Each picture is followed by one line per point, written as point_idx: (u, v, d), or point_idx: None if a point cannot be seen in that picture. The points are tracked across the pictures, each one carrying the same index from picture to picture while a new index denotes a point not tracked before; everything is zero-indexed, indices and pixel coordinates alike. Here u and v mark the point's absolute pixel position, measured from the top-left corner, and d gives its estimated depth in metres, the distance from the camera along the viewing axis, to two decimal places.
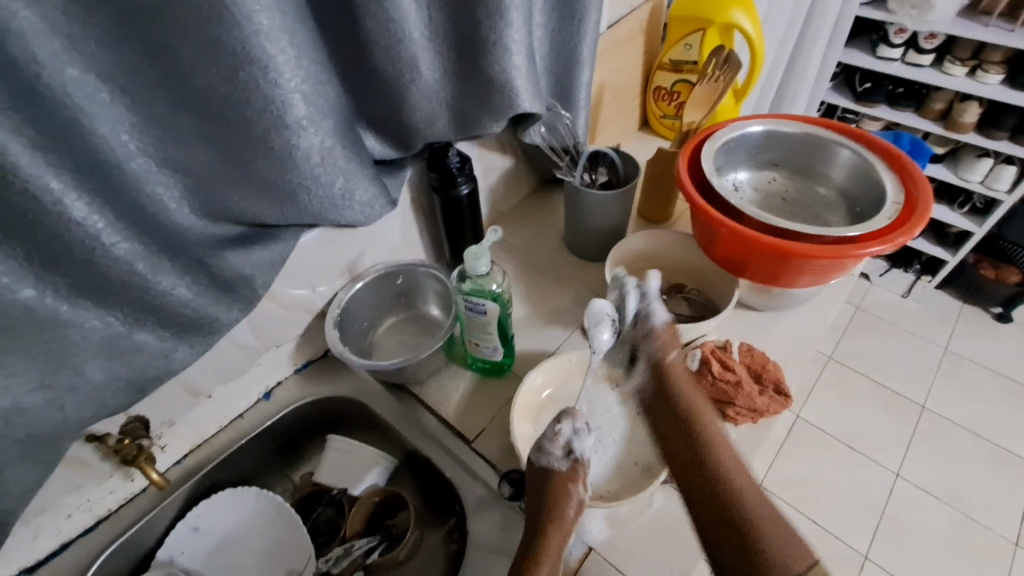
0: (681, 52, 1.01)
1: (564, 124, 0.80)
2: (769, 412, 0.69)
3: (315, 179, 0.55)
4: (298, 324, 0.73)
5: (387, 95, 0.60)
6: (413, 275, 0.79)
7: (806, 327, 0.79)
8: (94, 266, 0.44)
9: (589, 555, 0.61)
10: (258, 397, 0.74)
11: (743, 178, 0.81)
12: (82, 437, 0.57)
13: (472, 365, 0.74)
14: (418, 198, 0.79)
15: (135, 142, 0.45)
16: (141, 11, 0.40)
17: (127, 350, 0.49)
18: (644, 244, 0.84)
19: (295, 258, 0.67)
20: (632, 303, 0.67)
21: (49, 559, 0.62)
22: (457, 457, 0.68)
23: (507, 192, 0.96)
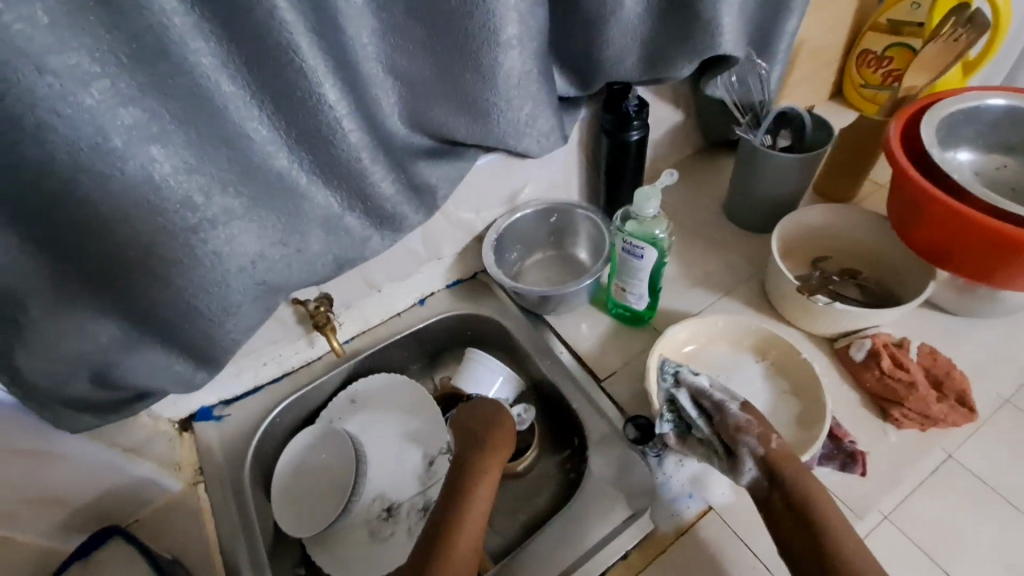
0: (905, 11, 0.87)
1: (757, 76, 0.74)
2: (945, 422, 0.61)
3: (511, 101, 0.58)
4: (458, 242, 0.78)
5: (586, 26, 0.60)
6: (568, 215, 0.81)
7: (1009, 341, 0.68)
8: (330, 150, 0.51)
9: (707, 513, 0.60)
10: (414, 301, 0.82)
11: (965, 158, 0.69)
12: (288, 299, 0.68)
13: (612, 311, 0.76)
14: (587, 140, 0.79)
15: (375, 46, 0.51)
16: None
17: (338, 230, 0.57)
18: (820, 220, 0.76)
19: (470, 177, 0.72)
20: (690, 404, 0.58)
21: (243, 397, 0.75)
22: (586, 391, 0.71)
23: (671, 148, 0.92)
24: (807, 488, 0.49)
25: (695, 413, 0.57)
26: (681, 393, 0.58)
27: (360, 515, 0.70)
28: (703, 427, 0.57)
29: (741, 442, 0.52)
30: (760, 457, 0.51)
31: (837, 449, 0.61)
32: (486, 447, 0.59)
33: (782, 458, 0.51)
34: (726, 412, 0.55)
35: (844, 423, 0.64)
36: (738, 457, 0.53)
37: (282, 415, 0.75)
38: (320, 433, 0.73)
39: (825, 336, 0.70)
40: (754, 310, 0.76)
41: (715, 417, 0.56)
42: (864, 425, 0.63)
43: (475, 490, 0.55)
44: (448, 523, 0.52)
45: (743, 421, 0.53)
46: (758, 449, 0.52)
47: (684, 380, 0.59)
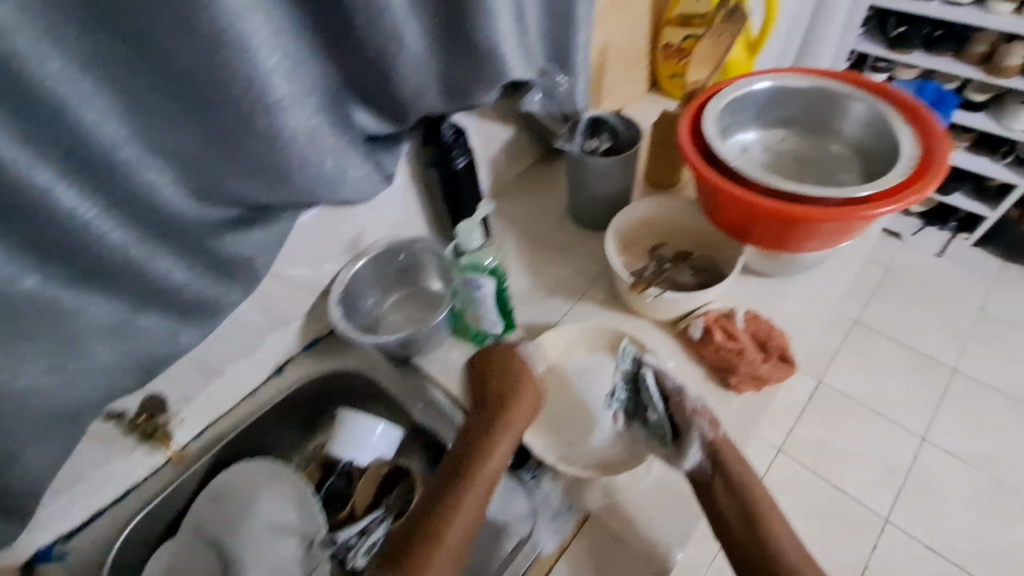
0: (691, 5, 0.96)
1: (562, 88, 0.75)
2: (773, 380, 0.68)
3: (306, 160, 0.55)
4: (302, 302, 0.74)
5: (373, 67, 0.58)
6: (414, 252, 0.80)
7: (817, 293, 0.77)
8: (89, 252, 0.46)
9: (586, 522, 0.63)
10: (270, 372, 0.77)
11: (752, 138, 0.76)
12: (101, 416, 0.61)
13: (474, 339, 0.76)
14: (418, 173, 0.78)
15: (124, 129, 0.45)
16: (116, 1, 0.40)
17: (134, 333, 0.52)
18: (648, 212, 0.82)
19: (295, 235, 0.68)
20: (652, 384, 0.63)
21: (80, 529, 0.66)
22: (461, 428, 0.70)
23: (511, 162, 0.94)
24: (740, 468, 0.60)
25: (654, 394, 0.63)
26: (648, 373, 0.63)
27: None
28: (659, 409, 0.62)
29: (695, 425, 0.60)
30: (706, 440, 0.60)
31: None
32: (494, 418, 0.63)
33: (724, 445, 0.61)
34: (685, 394, 0.62)
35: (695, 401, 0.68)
36: (686, 437, 0.61)
37: (136, 535, 0.68)
38: (190, 535, 0.69)
39: (668, 321, 0.75)
40: (608, 308, 0.79)
41: (672, 398, 0.63)
42: (710, 399, 0.68)
43: (488, 454, 0.60)
44: (454, 490, 0.58)
45: (699, 407, 0.61)
46: (708, 432, 0.60)
47: (646, 363, 0.65)
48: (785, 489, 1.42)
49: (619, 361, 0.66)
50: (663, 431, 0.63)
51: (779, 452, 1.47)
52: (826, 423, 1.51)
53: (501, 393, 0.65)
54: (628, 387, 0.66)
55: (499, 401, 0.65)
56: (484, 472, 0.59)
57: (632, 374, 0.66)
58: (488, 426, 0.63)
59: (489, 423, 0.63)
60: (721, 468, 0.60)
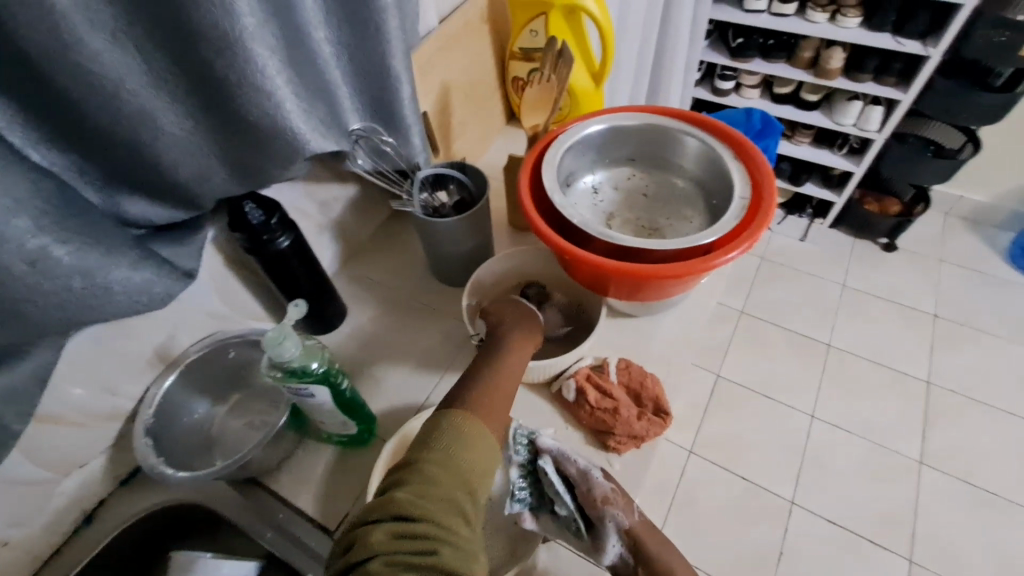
0: (528, 39, 0.93)
1: (390, 148, 0.70)
2: (650, 436, 0.64)
3: (38, 286, 0.44)
4: (102, 436, 0.61)
5: (130, 156, 0.48)
6: (246, 347, 0.68)
7: (685, 328, 0.75)
8: None
9: None
10: (75, 524, 0.64)
11: (600, 178, 0.75)
12: None
13: (329, 440, 0.66)
14: (236, 258, 0.67)
15: None
16: None
17: None
18: (509, 265, 0.76)
19: (67, 364, 0.55)
20: (554, 474, 0.56)
21: None
22: (319, 554, 0.60)
23: (361, 221, 0.85)
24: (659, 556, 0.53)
25: (559, 486, 0.55)
26: (547, 465, 0.55)
27: None
28: (568, 500, 0.55)
29: (608, 514, 0.54)
30: (622, 529, 0.54)
31: None
32: (510, 334, 0.60)
33: (643, 531, 0.54)
34: (591, 480, 0.55)
35: None
36: (600, 527, 0.55)
37: None
38: None
39: (542, 383, 0.70)
40: None
41: (579, 486, 0.55)
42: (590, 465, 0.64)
43: (500, 370, 0.55)
44: (475, 391, 0.51)
45: (609, 493, 0.54)
46: (623, 520, 0.54)
47: (543, 448, 0.57)
48: (701, 491, 1.45)
49: (513, 452, 0.58)
50: (574, 524, 0.56)
51: (691, 455, 1.50)
52: (728, 418, 1.57)
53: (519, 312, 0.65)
54: (529, 479, 0.58)
55: (518, 321, 0.63)
56: (500, 385, 0.53)
57: (530, 464, 0.58)
58: (511, 340, 0.59)
59: (511, 339, 0.60)
60: (640, 557, 0.54)
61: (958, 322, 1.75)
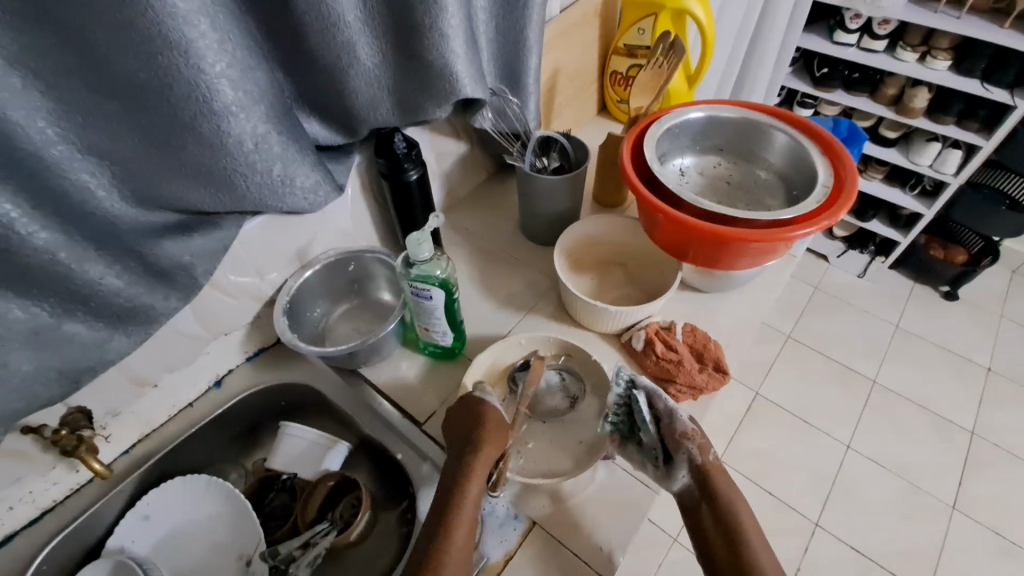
0: (635, 36, 1.01)
1: (513, 109, 0.81)
2: (708, 389, 0.71)
3: (252, 168, 0.55)
4: (247, 312, 0.73)
5: (327, 78, 0.59)
6: (362, 262, 0.80)
7: (748, 308, 0.82)
8: (13, 255, 0.44)
9: (532, 529, 0.65)
10: (208, 385, 0.74)
11: (689, 162, 0.83)
12: (17, 427, 0.56)
13: (424, 350, 0.76)
14: (369, 185, 0.78)
15: (54, 128, 0.44)
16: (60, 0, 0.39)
17: (56, 341, 0.49)
18: (595, 229, 0.85)
19: (240, 244, 0.66)
20: (645, 405, 0.63)
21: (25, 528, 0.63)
22: (409, 438, 0.70)
23: (464, 177, 0.96)
24: (727, 493, 0.59)
25: (647, 416, 0.62)
26: (640, 397, 0.63)
27: None
28: (653, 432, 0.62)
29: (684, 448, 0.60)
30: (695, 464, 0.60)
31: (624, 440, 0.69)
32: (468, 452, 0.58)
33: (713, 470, 0.60)
34: (676, 417, 0.61)
35: None
36: (676, 458, 0.61)
37: (46, 565, 0.62)
38: (115, 565, 0.63)
39: (613, 334, 0.79)
40: (554, 320, 0.82)
41: (664, 419, 0.62)
42: None
43: (460, 503, 0.55)
44: (437, 534, 0.54)
45: (690, 431, 0.61)
46: (697, 457, 0.60)
47: (640, 385, 0.64)
48: None
49: (614, 382, 0.65)
50: (657, 455, 0.63)
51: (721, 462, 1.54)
52: (761, 434, 1.59)
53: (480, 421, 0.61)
54: (622, 409, 0.65)
55: (473, 436, 0.60)
56: (458, 522, 0.54)
57: (626, 399, 0.65)
58: (469, 469, 0.57)
59: (471, 461, 0.58)
60: (705, 491, 0.60)
61: (1013, 379, 1.72)
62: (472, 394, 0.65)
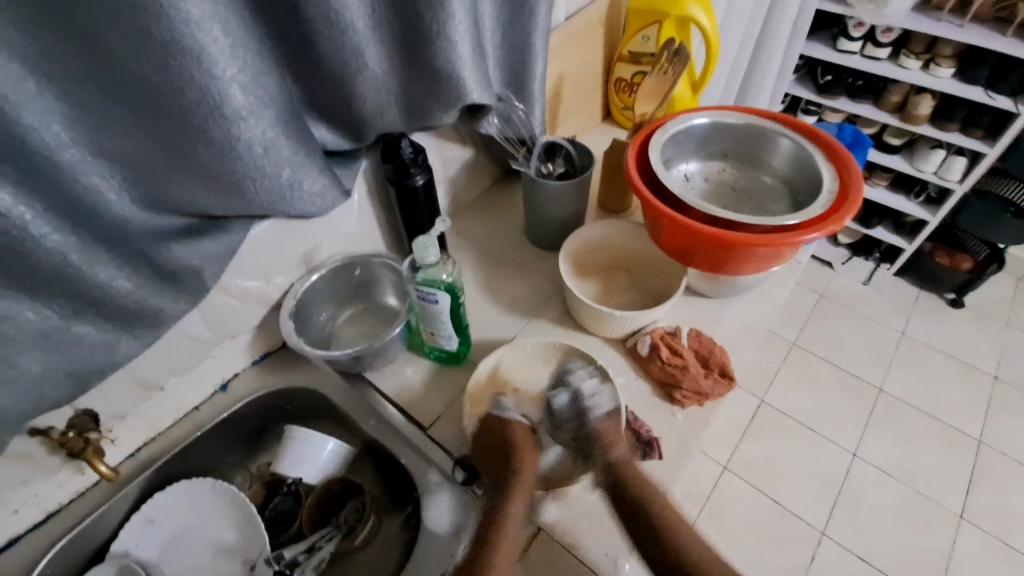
0: (639, 44, 1.02)
1: (519, 115, 0.81)
2: (714, 395, 0.71)
3: (261, 173, 0.55)
4: (254, 315, 0.73)
5: (335, 84, 0.60)
6: (369, 266, 0.80)
7: (754, 313, 0.82)
8: (25, 257, 0.44)
9: (538, 534, 0.64)
10: (214, 389, 0.75)
11: (694, 168, 0.83)
12: (26, 429, 0.56)
13: (430, 355, 0.76)
14: (375, 190, 0.79)
15: (68, 132, 0.45)
16: (74, 7, 0.39)
17: (65, 343, 0.49)
18: (598, 235, 0.86)
19: (247, 248, 0.67)
20: (565, 402, 0.68)
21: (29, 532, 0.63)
22: (413, 443, 0.70)
23: (469, 183, 0.97)
24: (632, 485, 0.64)
25: (560, 406, 0.68)
26: (561, 396, 0.68)
27: None
28: (567, 425, 0.68)
29: (598, 447, 0.64)
30: (606, 464, 0.64)
31: (638, 441, 0.67)
32: (510, 466, 0.62)
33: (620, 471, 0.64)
34: (588, 416, 0.65)
35: (641, 414, 0.71)
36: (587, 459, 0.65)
37: (51, 568, 0.62)
38: (120, 568, 0.64)
39: (618, 338, 0.79)
40: (559, 325, 0.82)
41: (578, 413, 0.67)
42: (658, 412, 0.71)
43: (508, 516, 0.59)
44: (490, 539, 0.58)
45: (597, 430, 0.65)
46: (608, 457, 0.64)
47: (571, 382, 0.69)
48: (732, 508, 1.46)
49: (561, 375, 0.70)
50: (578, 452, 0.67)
51: (726, 470, 1.52)
52: (766, 442, 1.58)
53: (510, 438, 0.65)
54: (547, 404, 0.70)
55: (508, 452, 0.63)
56: (509, 536, 0.58)
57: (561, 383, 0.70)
58: (512, 485, 0.61)
59: (513, 479, 0.61)
60: (622, 489, 0.64)
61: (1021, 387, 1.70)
62: (494, 410, 0.68)
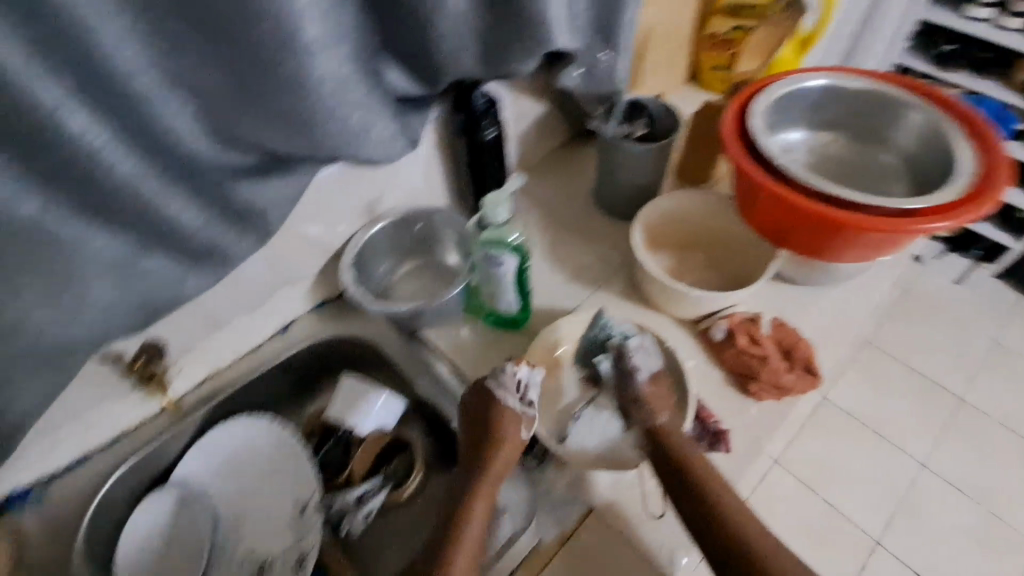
0: None
1: (603, 66, 0.72)
2: (794, 391, 0.65)
3: (332, 114, 0.51)
4: (314, 261, 0.72)
5: (415, 23, 0.54)
6: (432, 220, 0.77)
7: (845, 305, 0.74)
8: (98, 184, 0.43)
9: (589, 515, 0.61)
10: (274, 331, 0.75)
11: (795, 138, 0.73)
12: (99, 354, 0.59)
13: (486, 318, 0.74)
14: (443, 141, 0.75)
15: (143, 56, 0.42)
16: None
17: (134, 274, 0.49)
18: (678, 205, 0.78)
19: (314, 192, 0.66)
20: (607, 364, 0.65)
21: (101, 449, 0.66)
22: None
23: (539, 140, 0.91)
24: (678, 454, 0.59)
25: (603, 368, 0.65)
26: (602, 362, 0.65)
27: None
28: (610, 384, 0.66)
29: (637, 409, 0.61)
30: (646, 427, 0.61)
31: (704, 431, 0.63)
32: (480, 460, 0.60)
33: (666, 433, 0.60)
34: (633, 379, 0.63)
35: (711, 404, 0.66)
36: (631, 421, 0.63)
37: (119, 486, 0.65)
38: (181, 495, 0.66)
39: (690, 319, 0.73)
40: (625, 299, 0.77)
41: (624, 376, 0.64)
42: (729, 404, 0.66)
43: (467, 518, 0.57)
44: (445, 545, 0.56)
45: (643, 394, 0.62)
46: (647, 420, 0.61)
47: (618, 342, 0.65)
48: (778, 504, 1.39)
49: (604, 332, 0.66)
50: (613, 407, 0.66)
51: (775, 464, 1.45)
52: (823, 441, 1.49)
53: (489, 427, 0.60)
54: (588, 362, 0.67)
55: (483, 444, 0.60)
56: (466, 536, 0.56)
57: (601, 347, 0.67)
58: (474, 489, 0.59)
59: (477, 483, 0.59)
60: (664, 455, 0.60)
61: None
62: (488, 380, 0.61)
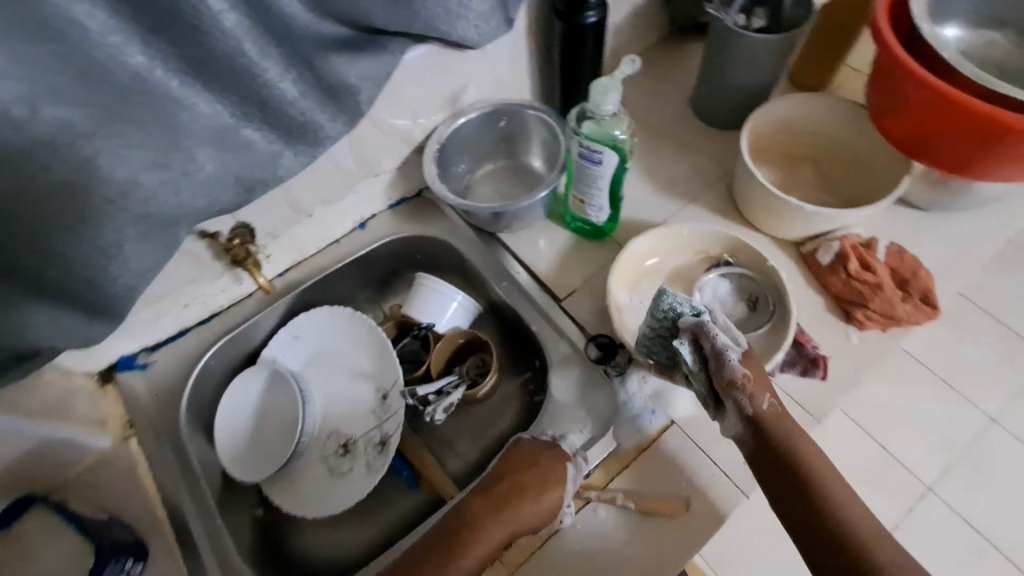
0: None
1: None
2: (907, 322, 0.61)
3: None
4: (396, 154, 0.69)
5: None
6: (519, 117, 0.72)
7: (972, 236, 0.66)
8: (201, 38, 0.42)
9: (669, 428, 0.60)
10: (353, 226, 0.74)
11: (950, 35, 0.61)
12: (197, 231, 0.59)
13: (571, 225, 0.71)
14: (536, 25, 0.68)
15: None
16: None
17: (235, 144, 0.48)
18: (795, 111, 0.70)
19: (400, 77, 0.60)
20: (688, 349, 0.50)
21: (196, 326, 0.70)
22: (544, 311, 0.67)
23: (635, 33, 0.81)
24: (787, 443, 0.48)
25: (687, 354, 0.50)
26: (682, 348, 0.50)
27: (318, 452, 0.69)
28: (696, 372, 0.51)
29: (733, 396, 0.49)
30: (745, 415, 0.49)
31: (799, 355, 0.61)
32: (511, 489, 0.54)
33: (769, 421, 0.48)
34: (724, 364, 0.48)
35: (808, 329, 0.63)
36: (725, 406, 0.50)
37: (215, 361, 0.69)
38: (270, 374, 0.69)
39: (792, 241, 0.67)
40: (719, 215, 0.71)
41: (712, 363, 0.49)
42: (829, 332, 0.62)
43: (473, 541, 0.51)
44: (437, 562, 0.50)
45: (739, 379, 0.48)
46: (746, 406, 0.48)
47: (695, 321, 0.50)
48: None
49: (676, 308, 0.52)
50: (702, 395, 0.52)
51: None
52: None
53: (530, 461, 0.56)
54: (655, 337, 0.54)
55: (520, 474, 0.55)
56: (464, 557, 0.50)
57: (673, 328, 0.52)
58: (483, 519, 0.52)
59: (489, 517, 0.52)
60: (769, 447, 0.49)
61: None
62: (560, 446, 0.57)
